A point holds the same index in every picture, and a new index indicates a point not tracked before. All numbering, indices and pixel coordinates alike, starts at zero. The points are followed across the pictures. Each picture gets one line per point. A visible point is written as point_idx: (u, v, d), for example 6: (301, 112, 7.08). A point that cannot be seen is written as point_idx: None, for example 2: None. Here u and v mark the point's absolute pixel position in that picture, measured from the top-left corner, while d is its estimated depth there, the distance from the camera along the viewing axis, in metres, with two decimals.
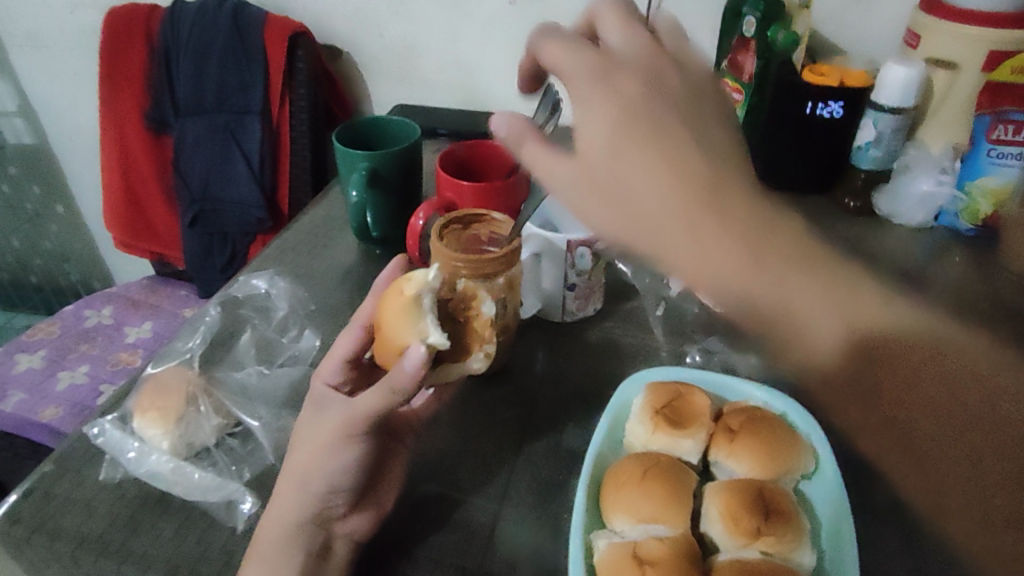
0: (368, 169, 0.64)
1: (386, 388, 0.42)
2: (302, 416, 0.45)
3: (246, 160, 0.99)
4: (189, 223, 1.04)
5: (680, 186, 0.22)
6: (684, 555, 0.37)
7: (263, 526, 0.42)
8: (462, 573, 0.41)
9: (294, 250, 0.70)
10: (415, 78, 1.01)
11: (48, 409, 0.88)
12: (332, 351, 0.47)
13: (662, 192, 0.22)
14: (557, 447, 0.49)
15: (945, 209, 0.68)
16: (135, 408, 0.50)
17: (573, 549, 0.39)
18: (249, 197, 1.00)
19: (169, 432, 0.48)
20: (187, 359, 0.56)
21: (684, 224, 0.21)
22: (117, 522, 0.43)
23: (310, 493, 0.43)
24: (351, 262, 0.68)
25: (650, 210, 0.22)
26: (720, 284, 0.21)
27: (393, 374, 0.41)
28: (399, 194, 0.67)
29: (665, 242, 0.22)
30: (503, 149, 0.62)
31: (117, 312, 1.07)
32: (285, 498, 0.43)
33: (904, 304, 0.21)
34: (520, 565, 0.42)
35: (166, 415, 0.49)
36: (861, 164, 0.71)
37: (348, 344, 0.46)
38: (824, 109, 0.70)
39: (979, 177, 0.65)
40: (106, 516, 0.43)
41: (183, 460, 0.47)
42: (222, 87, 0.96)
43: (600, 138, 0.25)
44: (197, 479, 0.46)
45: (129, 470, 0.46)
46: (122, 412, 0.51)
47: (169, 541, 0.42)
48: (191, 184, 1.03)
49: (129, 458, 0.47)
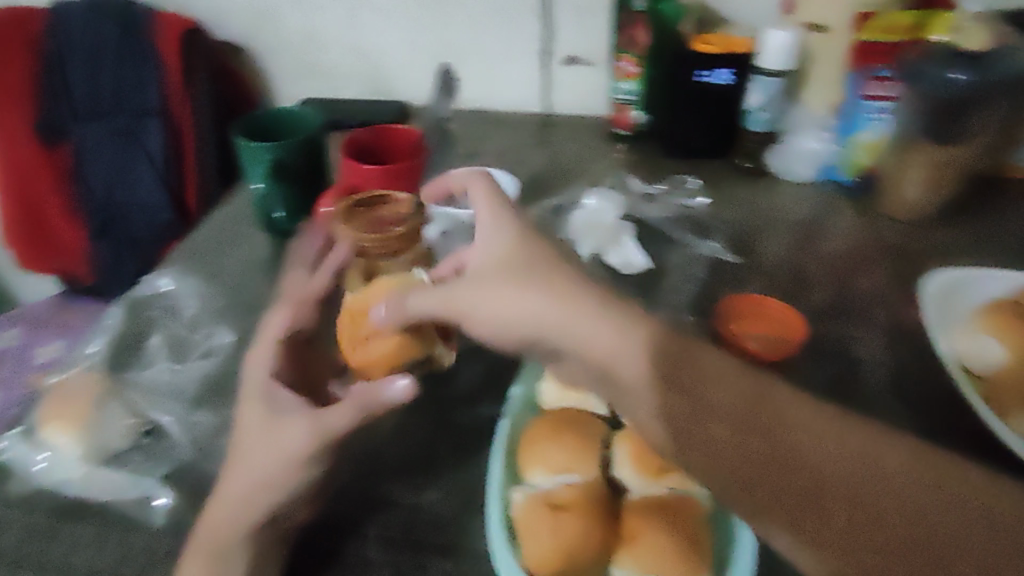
0: (272, 160, 0.63)
1: (360, 409, 0.42)
2: (244, 414, 0.44)
3: (150, 164, 0.97)
4: (96, 233, 1.01)
5: (606, 325, 0.40)
6: (594, 498, 0.39)
7: (199, 527, 0.41)
8: (389, 542, 0.43)
9: (206, 250, 0.69)
10: (321, 69, 1.00)
11: None
12: (268, 341, 0.48)
13: (590, 329, 0.40)
14: (477, 415, 0.51)
15: (830, 165, 0.74)
16: (41, 419, 0.49)
17: (494, 507, 0.41)
18: (156, 201, 0.98)
19: (78, 439, 0.47)
20: (92, 365, 0.55)
21: (589, 323, 0.40)
22: (32, 533, 0.43)
23: (246, 498, 0.41)
24: (264, 257, 0.68)
25: (575, 326, 0.41)
26: (622, 369, 0.39)
27: (372, 397, 0.42)
28: (308, 184, 0.67)
29: (581, 334, 0.40)
30: (407, 130, 0.63)
31: (26, 333, 1.04)
32: (222, 503, 0.41)
33: (727, 396, 0.39)
34: (443, 526, 0.44)
35: (73, 421, 0.48)
36: (753, 127, 0.75)
37: (290, 333, 0.48)
38: (713, 76, 0.72)
39: (856, 132, 0.70)
40: (21, 528, 0.44)
41: (95, 465, 0.47)
42: (120, 89, 0.94)
43: (518, 269, 0.43)
44: (111, 481, 0.46)
45: (40, 481, 0.46)
46: (27, 425, 0.49)
47: (88, 546, 0.43)
48: (95, 192, 1.00)
49: (38, 469, 0.46)
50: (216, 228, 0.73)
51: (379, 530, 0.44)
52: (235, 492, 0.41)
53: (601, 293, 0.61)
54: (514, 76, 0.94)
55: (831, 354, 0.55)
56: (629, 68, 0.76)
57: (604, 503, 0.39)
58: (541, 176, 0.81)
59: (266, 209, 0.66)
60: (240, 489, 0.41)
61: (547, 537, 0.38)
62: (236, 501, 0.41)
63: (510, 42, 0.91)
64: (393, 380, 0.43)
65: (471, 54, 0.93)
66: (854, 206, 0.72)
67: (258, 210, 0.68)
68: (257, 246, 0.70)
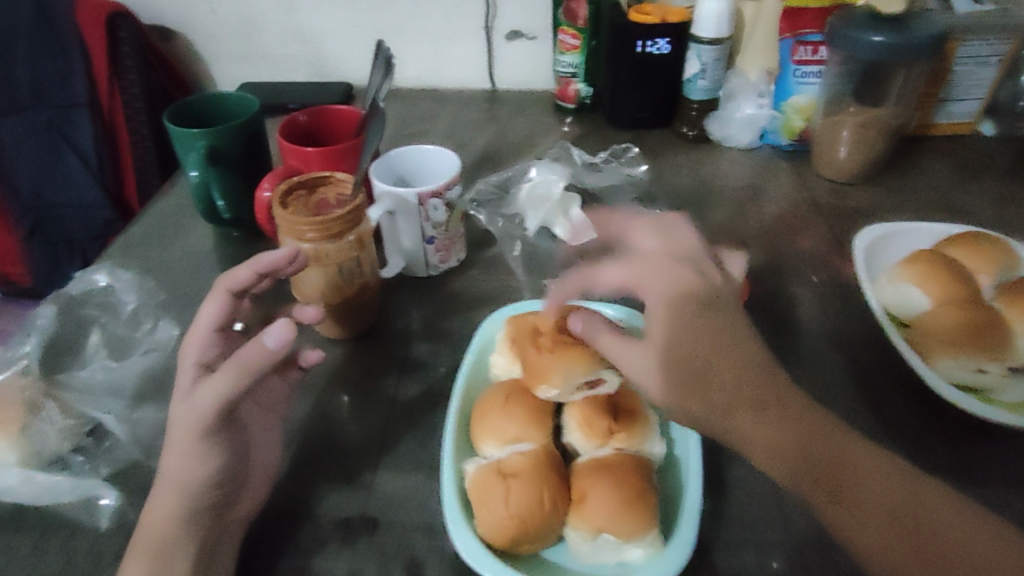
0: (207, 147, 0.62)
1: (239, 369, 0.40)
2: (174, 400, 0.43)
3: (81, 157, 0.93)
4: (26, 233, 0.96)
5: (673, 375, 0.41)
6: (544, 464, 0.40)
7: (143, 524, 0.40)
8: (346, 523, 0.43)
9: (145, 246, 0.67)
10: (258, 53, 0.98)
11: None
12: (196, 320, 0.47)
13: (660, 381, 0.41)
14: (430, 392, 0.51)
15: (768, 129, 0.76)
16: None
17: (447, 480, 0.42)
18: (91, 197, 0.95)
19: (14, 444, 0.45)
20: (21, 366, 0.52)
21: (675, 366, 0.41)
22: None
23: (187, 486, 0.40)
24: (207, 249, 0.67)
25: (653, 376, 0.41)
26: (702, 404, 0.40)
27: (251, 351, 0.40)
28: (247, 171, 0.65)
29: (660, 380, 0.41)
30: (349, 111, 0.63)
31: None
32: (163, 498, 0.40)
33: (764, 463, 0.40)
34: (398, 506, 0.44)
35: (7, 426, 0.45)
36: (692, 95, 0.76)
37: (214, 311, 0.46)
38: (653, 47, 0.73)
39: (790, 97, 0.73)
40: None
41: (33, 470, 0.45)
42: (37, 81, 0.89)
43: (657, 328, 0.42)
44: (53, 483, 0.44)
45: None
46: None
47: (27, 559, 0.41)
48: (20, 190, 0.95)
49: None
50: (154, 222, 0.71)
51: (334, 515, 0.43)
52: (168, 482, 0.40)
53: (550, 266, 0.62)
54: (456, 54, 0.93)
55: (771, 313, 0.56)
56: (570, 41, 0.77)
57: (556, 469, 0.40)
58: (489, 153, 0.81)
59: (204, 198, 0.64)
60: (172, 480, 0.40)
61: (501, 506, 0.38)
62: (170, 489, 0.40)
63: (451, 19, 0.90)
64: (266, 331, 0.41)
65: (411, 33, 0.92)
66: (792, 169, 0.74)
67: (197, 201, 0.66)
68: (199, 238, 0.69)
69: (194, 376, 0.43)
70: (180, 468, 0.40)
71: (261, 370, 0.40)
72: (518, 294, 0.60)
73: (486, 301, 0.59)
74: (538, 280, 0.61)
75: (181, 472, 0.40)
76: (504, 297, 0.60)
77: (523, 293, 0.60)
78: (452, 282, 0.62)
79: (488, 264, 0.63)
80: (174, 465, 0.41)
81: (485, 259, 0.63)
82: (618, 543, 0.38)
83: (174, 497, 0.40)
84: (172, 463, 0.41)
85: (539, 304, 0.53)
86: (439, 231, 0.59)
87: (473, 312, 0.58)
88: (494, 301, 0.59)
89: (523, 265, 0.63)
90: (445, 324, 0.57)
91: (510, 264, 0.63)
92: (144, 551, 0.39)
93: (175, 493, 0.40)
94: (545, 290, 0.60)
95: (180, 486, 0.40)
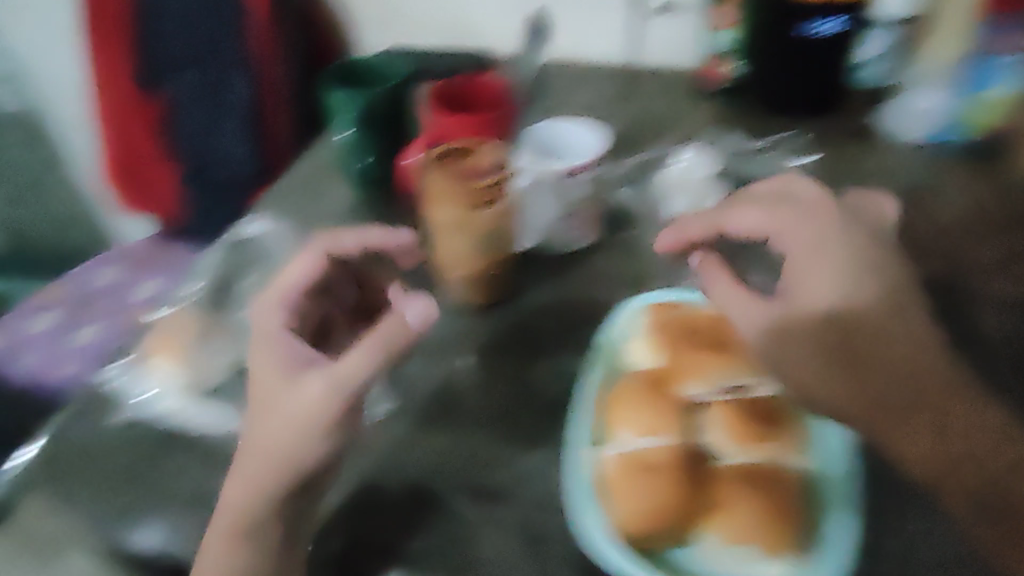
0: (361, 109, 0.64)
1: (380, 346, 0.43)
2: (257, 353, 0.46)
3: (237, 110, 0.99)
4: (189, 179, 1.06)
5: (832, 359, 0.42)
6: (687, 462, 0.39)
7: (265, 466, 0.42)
8: (471, 491, 0.44)
9: (294, 198, 0.70)
10: (406, 17, 0.99)
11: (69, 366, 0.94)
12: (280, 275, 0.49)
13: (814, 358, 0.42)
14: (560, 370, 0.50)
15: (940, 125, 0.68)
16: (145, 351, 0.52)
17: (579, 463, 0.41)
18: (244, 150, 1.01)
19: (181, 373, 0.51)
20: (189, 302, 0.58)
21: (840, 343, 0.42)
22: (119, 468, 0.45)
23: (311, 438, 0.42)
24: (350, 206, 0.69)
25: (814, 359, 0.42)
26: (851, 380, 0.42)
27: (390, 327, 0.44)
28: (394, 133, 0.66)
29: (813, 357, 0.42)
30: (498, 83, 0.63)
31: (121, 273, 1.08)
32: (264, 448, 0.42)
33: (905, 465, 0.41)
34: (522, 481, 0.44)
35: (178, 356, 0.52)
36: (864, 79, 0.70)
37: (305, 270, 0.49)
38: (823, 24, 0.66)
39: (983, 89, 0.65)
40: (113, 460, 0.46)
41: (192, 400, 0.49)
42: (208, 39, 0.96)
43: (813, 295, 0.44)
44: (204, 418, 0.48)
45: (139, 412, 0.49)
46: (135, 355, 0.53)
47: (176, 484, 0.44)
48: (185, 141, 1.04)
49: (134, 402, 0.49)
50: (304, 176, 0.74)
51: (456, 481, 0.44)
52: (267, 426, 0.42)
53: None
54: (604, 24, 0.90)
55: (940, 326, 0.51)
56: (727, 17, 0.74)
57: (695, 467, 0.38)
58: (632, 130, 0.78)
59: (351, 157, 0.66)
60: (275, 426, 0.42)
61: (640, 498, 0.37)
62: (275, 431, 0.42)
63: None
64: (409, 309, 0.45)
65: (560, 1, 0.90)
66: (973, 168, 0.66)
67: (347, 158, 0.68)
68: (343, 194, 0.71)
69: (311, 353, 0.45)
70: (290, 410, 0.42)
71: (402, 341, 0.43)
72: (656, 279, 0.57)
73: (622, 282, 0.57)
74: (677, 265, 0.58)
75: (286, 421, 0.42)
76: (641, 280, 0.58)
77: (661, 278, 0.57)
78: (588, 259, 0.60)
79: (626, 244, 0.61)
80: (282, 411, 0.42)
81: (624, 239, 0.61)
82: (757, 556, 0.36)
83: (273, 444, 0.42)
84: (277, 410, 0.43)
85: (680, 293, 0.51)
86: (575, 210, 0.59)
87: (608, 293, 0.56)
88: (631, 283, 0.57)
89: None
90: (579, 302, 0.56)
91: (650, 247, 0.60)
92: (242, 481, 0.41)
93: (285, 433, 0.42)
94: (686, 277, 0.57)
95: (288, 432, 0.42)
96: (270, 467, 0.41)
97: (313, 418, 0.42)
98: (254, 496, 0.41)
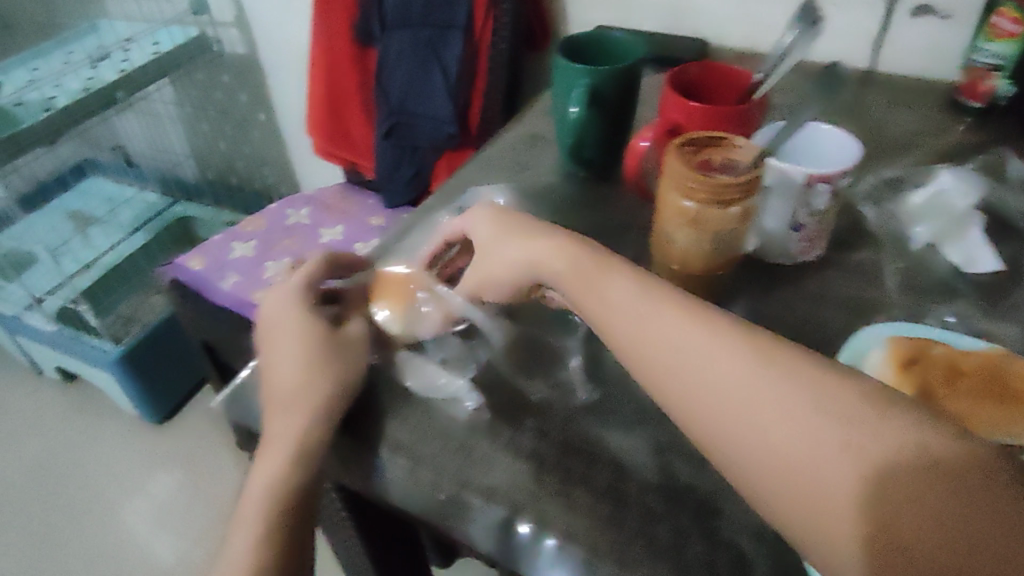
0: (588, 86, 0.62)
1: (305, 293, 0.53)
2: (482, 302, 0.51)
3: (443, 74, 1.01)
4: (385, 134, 1.09)
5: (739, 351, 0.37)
6: None
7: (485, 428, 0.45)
8: (672, 493, 0.42)
9: (500, 166, 0.72)
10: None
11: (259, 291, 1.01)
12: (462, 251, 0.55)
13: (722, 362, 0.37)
14: None
15: None
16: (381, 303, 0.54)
17: None
18: (442, 112, 1.03)
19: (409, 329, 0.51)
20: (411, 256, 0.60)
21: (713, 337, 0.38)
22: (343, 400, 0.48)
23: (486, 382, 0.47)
24: (556, 184, 0.69)
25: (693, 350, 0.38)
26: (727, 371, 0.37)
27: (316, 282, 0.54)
28: (614, 116, 0.65)
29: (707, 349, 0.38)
30: (743, 73, 0.59)
31: (314, 213, 1.17)
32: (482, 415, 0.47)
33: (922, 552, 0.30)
34: (728, 497, 0.42)
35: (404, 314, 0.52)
36: None
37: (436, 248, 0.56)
38: None
39: None
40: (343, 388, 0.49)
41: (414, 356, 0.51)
42: (429, 2, 0.98)
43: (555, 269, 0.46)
44: (428, 375, 0.49)
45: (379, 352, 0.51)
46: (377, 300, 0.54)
47: (393, 425, 0.47)
48: (389, 96, 1.07)
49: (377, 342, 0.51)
50: (510, 146, 0.75)
51: (653, 476, 0.43)
52: (280, 348, 0.48)
53: (930, 288, 0.53)
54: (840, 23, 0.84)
55: None
56: (1007, 27, 0.65)
57: None
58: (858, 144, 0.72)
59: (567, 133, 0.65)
60: (284, 358, 0.48)
61: None
62: (293, 361, 0.47)
63: None
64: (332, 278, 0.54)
65: None
66: None
67: (565, 135, 0.67)
68: (549, 170, 0.71)
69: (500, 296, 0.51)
70: (295, 350, 0.48)
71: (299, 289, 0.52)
72: (886, 309, 0.52)
73: (848, 306, 0.53)
74: (913, 299, 0.53)
75: (295, 359, 0.47)
76: (868, 309, 0.53)
77: (892, 310, 0.52)
78: (808, 277, 0.56)
79: (852, 268, 0.56)
80: (286, 345, 0.48)
81: (850, 262, 0.57)
82: None
83: (303, 364, 0.47)
84: (298, 344, 0.48)
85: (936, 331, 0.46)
86: (812, 219, 0.54)
87: (831, 316, 0.52)
88: (858, 310, 0.53)
89: (896, 278, 0.55)
90: (797, 320, 0.52)
91: (881, 274, 0.55)
92: (282, 398, 0.46)
93: (292, 367, 0.47)
94: (921, 314, 0.52)
95: (297, 366, 0.47)
96: (287, 394, 0.46)
97: (320, 363, 0.47)
98: (287, 418, 0.45)
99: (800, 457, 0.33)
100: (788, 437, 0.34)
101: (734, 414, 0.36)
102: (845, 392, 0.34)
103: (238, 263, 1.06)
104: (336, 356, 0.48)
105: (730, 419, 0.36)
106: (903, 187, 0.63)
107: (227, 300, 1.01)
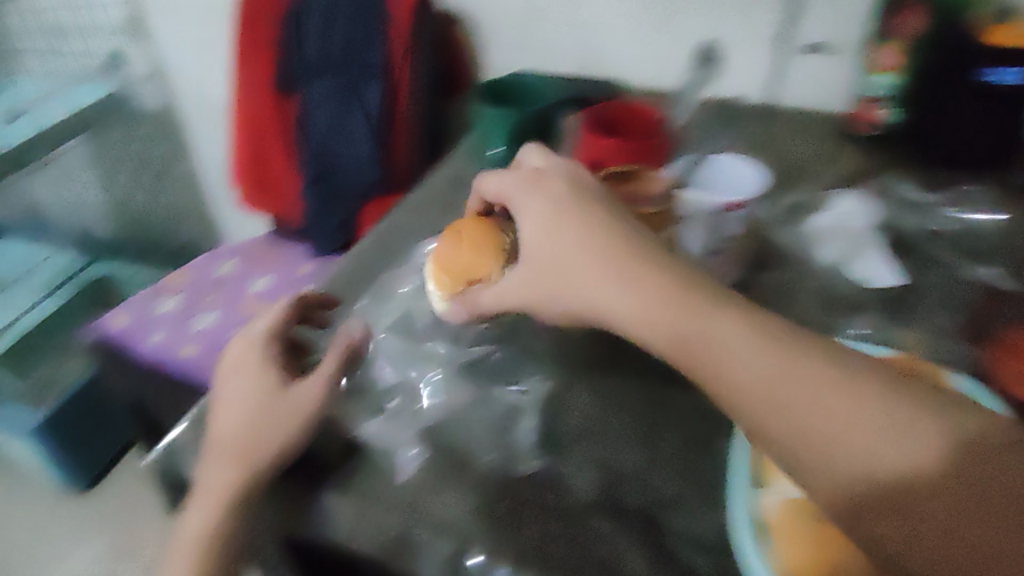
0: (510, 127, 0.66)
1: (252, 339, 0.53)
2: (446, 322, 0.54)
3: (365, 115, 1.05)
4: (312, 180, 1.11)
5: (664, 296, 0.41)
6: None
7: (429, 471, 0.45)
8: (617, 514, 0.43)
9: (431, 209, 0.73)
10: (538, 44, 1.02)
11: (185, 347, 0.97)
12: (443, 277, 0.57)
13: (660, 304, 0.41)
14: (705, 407, 0.49)
15: None
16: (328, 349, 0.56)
17: (741, 507, 0.39)
18: (365, 152, 1.06)
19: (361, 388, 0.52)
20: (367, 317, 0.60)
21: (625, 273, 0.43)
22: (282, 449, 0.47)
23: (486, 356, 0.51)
24: None
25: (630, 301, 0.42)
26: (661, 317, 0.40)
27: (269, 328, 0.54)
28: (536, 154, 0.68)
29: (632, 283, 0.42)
30: (652, 112, 0.63)
31: (243, 264, 1.14)
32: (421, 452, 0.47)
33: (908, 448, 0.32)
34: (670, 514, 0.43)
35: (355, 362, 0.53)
36: None
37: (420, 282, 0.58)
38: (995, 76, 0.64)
39: None
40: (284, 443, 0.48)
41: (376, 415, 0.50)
42: (349, 45, 1.02)
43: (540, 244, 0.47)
44: (372, 428, 0.49)
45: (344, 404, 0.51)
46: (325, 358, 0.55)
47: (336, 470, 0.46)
48: (312, 138, 1.10)
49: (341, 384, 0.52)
50: (438, 190, 0.77)
51: (594, 498, 0.44)
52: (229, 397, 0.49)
53: (840, 301, 0.57)
54: (740, 63, 0.90)
55: None
56: (888, 60, 0.71)
57: None
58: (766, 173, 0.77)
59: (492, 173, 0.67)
60: (230, 408, 0.49)
61: None
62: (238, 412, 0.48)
63: (742, 27, 0.86)
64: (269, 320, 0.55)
65: (696, 37, 0.90)
66: None
67: None
68: None
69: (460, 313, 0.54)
70: (243, 402, 0.48)
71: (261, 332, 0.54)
72: (802, 323, 0.56)
73: None
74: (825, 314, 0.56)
75: (242, 408, 0.48)
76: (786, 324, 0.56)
77: (807, 323, 0.56)
78: None
79: (769, 287, 0.60)
80: (235, 394, 0.49)
81: (767, 282, 0.60)
82: None
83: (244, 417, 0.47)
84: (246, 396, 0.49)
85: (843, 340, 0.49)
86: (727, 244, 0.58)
87: None
88: None
89: (809, 293, 0.59)
90: None
91: (795, 291, 0.59)
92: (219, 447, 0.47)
93: (234, 419, 0.48)
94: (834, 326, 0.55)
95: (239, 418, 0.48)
96: (226, 444, 0.47)
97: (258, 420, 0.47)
98: (222, 468, 0.46)
99: (765, 378, 0.36)
100: (737, 366, 0.37)
101: (702, 347, 0.38)
102: (778, 330, 0.38)
103: (162, 320, 1.02)
104: (277, 412, 0.47)
105: (693, 348, 0.39)
106: (808, 211, 0.67)
107: (150, 359, 0.97)
